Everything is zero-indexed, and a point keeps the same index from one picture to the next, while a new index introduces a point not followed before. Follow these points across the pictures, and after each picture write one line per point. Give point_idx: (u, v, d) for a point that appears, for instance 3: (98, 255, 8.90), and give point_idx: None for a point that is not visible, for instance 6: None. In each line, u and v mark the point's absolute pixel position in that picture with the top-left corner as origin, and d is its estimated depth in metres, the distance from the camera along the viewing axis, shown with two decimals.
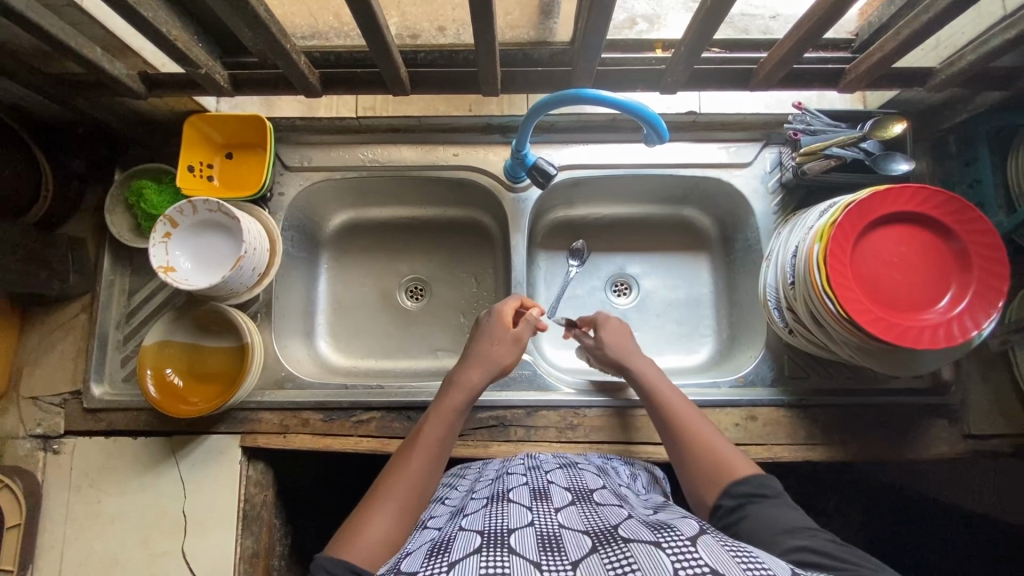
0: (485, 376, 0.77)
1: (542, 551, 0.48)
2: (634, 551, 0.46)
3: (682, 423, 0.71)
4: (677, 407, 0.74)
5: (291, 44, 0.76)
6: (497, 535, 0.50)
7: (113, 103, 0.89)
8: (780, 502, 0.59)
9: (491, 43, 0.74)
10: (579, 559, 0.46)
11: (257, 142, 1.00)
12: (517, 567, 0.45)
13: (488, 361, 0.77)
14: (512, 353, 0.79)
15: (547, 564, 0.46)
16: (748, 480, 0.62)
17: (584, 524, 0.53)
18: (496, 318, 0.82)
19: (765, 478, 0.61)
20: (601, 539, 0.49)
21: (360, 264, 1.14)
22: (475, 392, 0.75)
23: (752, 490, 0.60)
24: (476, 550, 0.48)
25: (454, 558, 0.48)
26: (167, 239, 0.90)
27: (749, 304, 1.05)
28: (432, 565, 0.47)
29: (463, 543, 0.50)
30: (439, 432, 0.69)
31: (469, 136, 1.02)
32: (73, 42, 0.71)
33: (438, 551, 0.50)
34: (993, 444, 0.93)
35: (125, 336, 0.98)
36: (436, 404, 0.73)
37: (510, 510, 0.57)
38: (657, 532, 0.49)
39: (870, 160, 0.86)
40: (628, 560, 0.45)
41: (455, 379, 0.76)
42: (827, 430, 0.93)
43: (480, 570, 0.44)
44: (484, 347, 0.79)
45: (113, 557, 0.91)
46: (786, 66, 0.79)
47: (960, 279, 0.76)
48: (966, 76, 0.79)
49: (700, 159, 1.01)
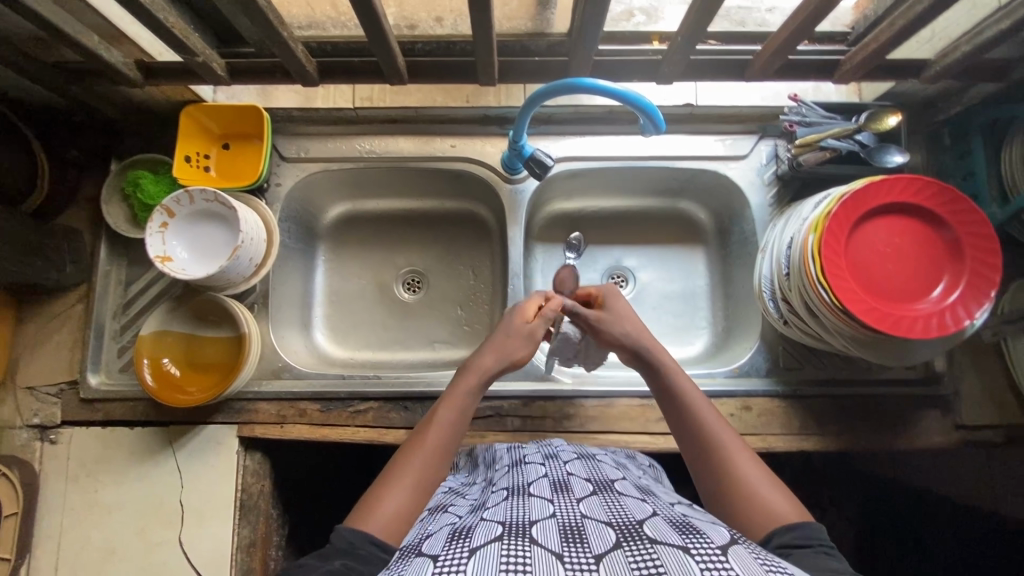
0: (499, 364, 0.75)
1: (565, 541, 0.46)
2: (661, 552, 0.43)
3: (719, 438, 0.64)
4: (712, 418, 0.66)
5: (288, 32, 0.75)
6: (519, 526, 0.48)
7: (110, 92, 0.89)
8: (820, 550, 0.52)
9: (488, 32, 0.74)
10: (604, 552, 0.44)
11: (253, 133, 0.99)
12: (540, 557, 0.43)
13: (503, 350, 0.76)
14: (527, 347, 0.78)
15: (570, 556, 0.43)
16: (800, 529, 0.54)
17: (608, 515, 0.51)
18: (516, 311, 0.80)
19: (816, 529, 0.55)
20: (627, 534, 0.46)
21: (356, 256, 1.14)
22: (488, 379, 0.74)
23: (801, 539, 0.53)
24: (497, 537, 0.46)
25: (476, 545, 0.46)
26: (164, 229, 0.90)
27: (744, 296, 1.05)
28: (453, 550, 0.46)
29: (484, 531, 0.48)
30: (452, 417, 0.68)
31: (467, 128, 1.02)
32: (69, 29, 0.71)
33: (458, 536, 0.49)
34: (985, 434, 0.94)
35: (122, 326, 0.99)
36: (450, 388, 0.72)
37: (533, 502, 0.55)
38: (686, 534, 0.46)
39: (865, 152, 0.86)
40: (654, 559, 0.42)
41: (471, 364, 0.74)
42: (821, 421, 0.94)
43: (501, 559, 0.43)
44: (501, 335, 0.77)
45: (111, 546, 0.91)
46: (781, 56, 0.79)
47: (951, 268, 0.76)
48: (961, 68, 0.80)
49: (696, 151, 1.01)
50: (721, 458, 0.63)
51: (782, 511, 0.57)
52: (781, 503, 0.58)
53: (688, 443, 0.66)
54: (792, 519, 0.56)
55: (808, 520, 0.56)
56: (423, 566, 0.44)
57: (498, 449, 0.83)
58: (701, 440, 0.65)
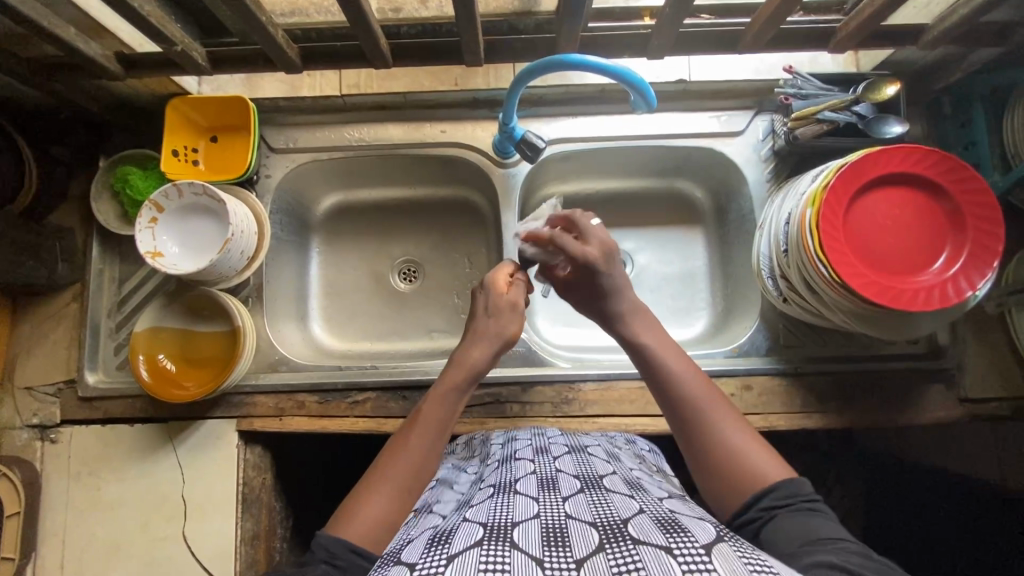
0: (488, 352, 0.72)
1: (546, 544, 0.44)
2: (643, 552, 0.41)
3: (690, 392, 0.62)
4: (683, 370, 0.64)
5: (268, 17, 0.74)
6: (500, 529, 0.46)
7: (92, 87, 0.88)
8: (798, 509, 0.53)
9: (472, 11, 0.72)
10: (586, 556, 0.42)
11: (239, 124, 0.98)
12: (520, 564, 0.41)
13: (492, 338, 0.73)
14: (511, 323, 0.74)
15: (550, 560, 0.41)
16: (775, 491, 0.55)
17: (593, 515, 0.49)
18: (492, 288, 0.77)
19: (798, 484, 0.55)
20: (610, 534, 0.44)
21: (350, 248, 1.13)
22: (478, 371, 0.71)
23: (778, 500, 0.54)
24: (477, 542, 0.44)
25: (454, 551, 0.44)
26: (153, 224, 0.89)
27: (743, 275, 1.04)
28: (431, 557, 0.43)
29: (464, 536, 0.46)
30: (438, 413, 0.67)
31: (456, 112, 1.01)
32: (46, 22, 0.70)
33: (437, 542, 0.47)
34: (989, 407, 0.93)
35: (117, 325, 0.98)
36: (437, 384, 0.70)
37: (516, 503, 0.53)
38: (670, 532, 0.44)
39: (864, 123, 0.84)
40: (637, 561, 0.40)
41: (459, 356, 0.72)
42: (824, 398, 0.93)
43: (478, 566, 0.41)
44: (485, 321, 0.74)
45: (115, 543, 0.92)
46: (773, 26, 0.77)
47: (952, 239, 0.75)
48: (959, 32, 0.78)
49: (691, 129, 0.99)
50: (698, 413, 0.61)
51: (771, 476, 0.56)
52: (765, 461, 0.58)
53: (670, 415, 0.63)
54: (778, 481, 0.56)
55: (794, 479, 0.56)
56: None
57: (488, 442, 0.82)
58: (673, 394, 0.63)
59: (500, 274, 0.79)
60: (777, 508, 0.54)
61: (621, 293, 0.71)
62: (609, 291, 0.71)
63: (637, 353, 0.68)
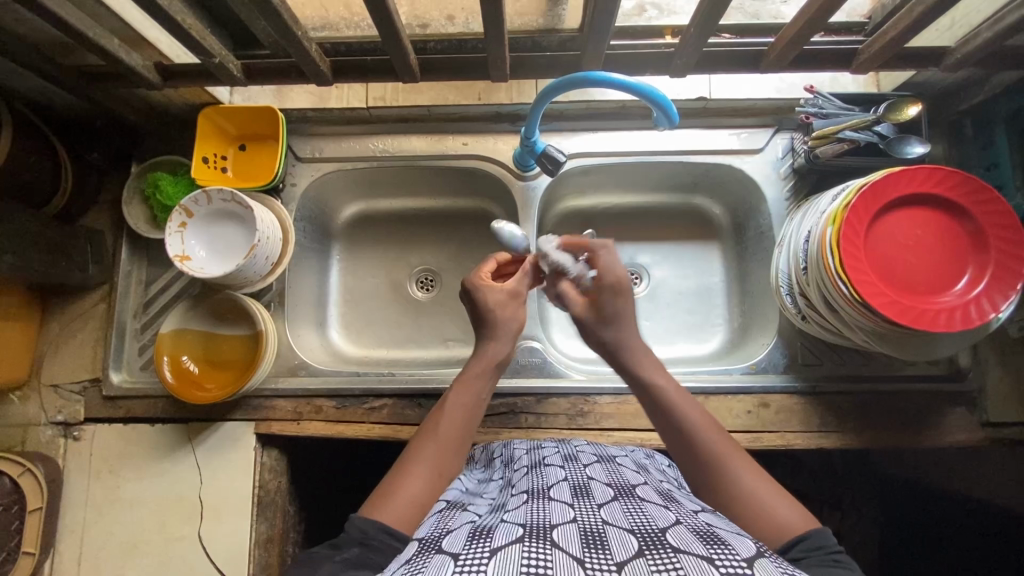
0: (509, 345, 0.71)
1: (586, 546, 0.44)
2: (685, 560, 0.42)
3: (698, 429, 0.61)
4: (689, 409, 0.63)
5: (303, 32, 0.76)
6: (540, 529, 0.47)
7: (129, 95, 0.91)
8: (823, 561, 0.50)
9: (500, 27, 0.74)
10: (626, 560, 0.42)
11: (269, 134, 1.01)
12: (562, 562, 0.41)
13: (511, 331, 0.72)
14: (514, 311, 0.73)
15: (591, 562, 0.42)
16: (803, 541, 0.52)
17: (629, 522, 0.49)
18: (479, 284, 0.74)
19: (823, 537, 0.52)
20: (649, 541, 0.45)
21: (370, 256, 1.15)
22: (499, 362, 0.70)
23: (802, 551, 0.51)
24: (518, 538, 0.45)
25: (496, 545, 0.44)
26: (183, 229, 0.92)
27: (761, 292, 1.04)
28: (474, 550, 0.44)
29: (505, 532, 0.47)
30: (465, 401, 0.66)
31: (479, 125, 1.03)
32: (92, 34, 0.73)
33: (478, 536, 0.47)
34: (1010, 431, 0.92)
35: (143, 325, 1.00)
36: (460, 374, 0.69)
37: (552, 507, 0.53)
38: (710, 544, 0.45)
39: (885, 144, 0.85)
40: (678, 568, 0.41)
41: (482, 346, 0.71)
42: (841, 417, 0.92)
43: (522, 561, 0.41)
44: (492, 317, 0.72)
45: (132, 540, 0.93)
46: (796, 46, 0.78)
47: (976, 260, 0.75)
48: (981, 57, 0.78)
49: (711, 146, 1.00)
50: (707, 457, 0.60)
51: (791, 518, 0.54)
52: (780, 501, 0.56)
53: (685, 459, 0.61)
54: (798, 528, 0.54)
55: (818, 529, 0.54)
56: (444, 564, 0.43)
57: (508, 450, 0.82)
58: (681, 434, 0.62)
59: (480, 273, 0.76)
60: (801, 559, 0.51)
61: (629, 321, 0.69)
62: (614, 319, 0.69)
63: (641, 388, 0.66)
